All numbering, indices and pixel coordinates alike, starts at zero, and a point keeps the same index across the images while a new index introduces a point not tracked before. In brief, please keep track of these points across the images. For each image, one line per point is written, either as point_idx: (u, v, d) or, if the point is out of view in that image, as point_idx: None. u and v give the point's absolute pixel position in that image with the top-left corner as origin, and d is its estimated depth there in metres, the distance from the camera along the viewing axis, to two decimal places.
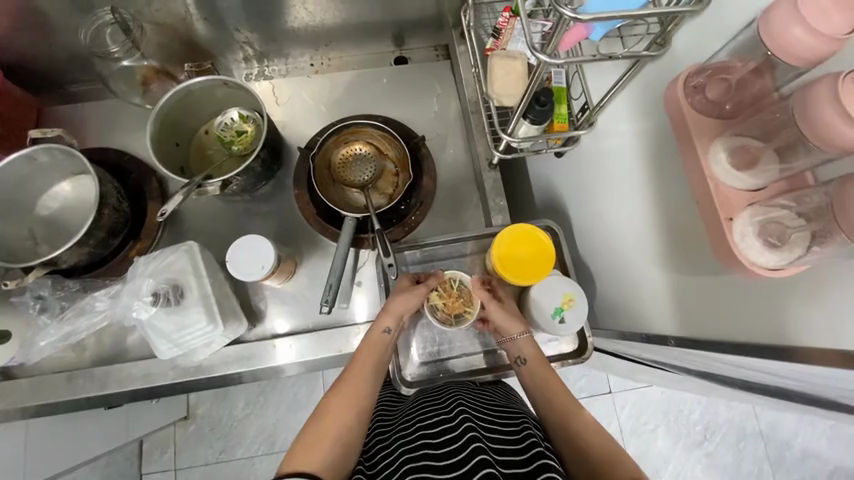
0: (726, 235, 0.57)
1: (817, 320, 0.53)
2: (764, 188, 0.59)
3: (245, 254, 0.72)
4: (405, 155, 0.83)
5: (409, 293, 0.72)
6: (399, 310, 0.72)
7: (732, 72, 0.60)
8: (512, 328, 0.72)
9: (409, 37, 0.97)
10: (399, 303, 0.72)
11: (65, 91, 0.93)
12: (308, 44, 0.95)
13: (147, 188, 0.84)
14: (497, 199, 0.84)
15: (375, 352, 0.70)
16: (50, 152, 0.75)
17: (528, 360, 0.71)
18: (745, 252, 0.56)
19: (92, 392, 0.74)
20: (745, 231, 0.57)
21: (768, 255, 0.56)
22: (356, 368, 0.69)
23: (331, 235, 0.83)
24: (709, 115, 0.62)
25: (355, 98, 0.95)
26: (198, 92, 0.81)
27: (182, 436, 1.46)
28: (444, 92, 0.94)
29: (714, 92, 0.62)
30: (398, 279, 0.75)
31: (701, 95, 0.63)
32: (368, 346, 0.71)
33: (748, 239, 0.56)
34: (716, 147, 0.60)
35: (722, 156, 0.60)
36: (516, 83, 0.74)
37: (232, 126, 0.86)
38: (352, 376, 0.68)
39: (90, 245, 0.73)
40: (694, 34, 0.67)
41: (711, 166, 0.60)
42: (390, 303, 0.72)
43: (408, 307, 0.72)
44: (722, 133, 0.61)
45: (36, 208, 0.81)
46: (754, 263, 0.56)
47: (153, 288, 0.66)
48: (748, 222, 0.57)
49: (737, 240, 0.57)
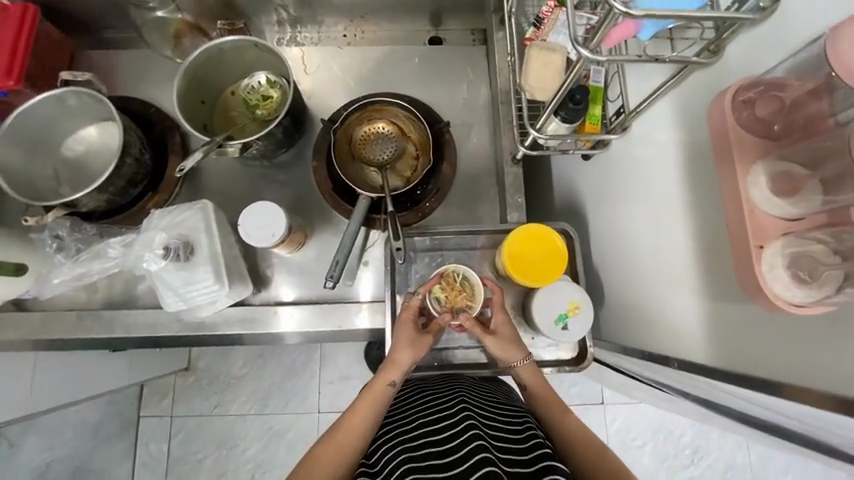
0: (753, 264, 0.55)
1: (838, 364, 0.51)
2: (800, 218, 0.56)
3: (258, 219, 0.72)
4: (427, 139, 0.82)
5: (417, 345, 0.70)
6: (406, 364, 0.70)
7: (787, 91, 0.56)
8: (514, 356, 0.71)
9: (446, 18, 0.95)
10: (407, 354, 0.70)
11: (100, 36, 0.94)
12: (343, 13, 0.92)
13: (169, 141, 0.85)
14: (515, 196, 0.82)
15: (381, 395, 0.69)
16: (79, 95, 0.76)
17: (531, 384, 0.71)
18: (772, 284, 0.54)
19: (99, 333, 0.76)
20: (775, 262, 0.54)
21: (791, 288, 0.53)
22: (354, 414, 0.67)
23: (343, 211, 0.82)
24: (753, 134, 0.59)
25: (384, 75, 0.93)
26: (228, 51, 0.81)
27: (181, 386, 1.51)
28: (476, 78, 0.91)
29: (763, 110, 0.58)
30: (400, 321, 0.71)
31: (749, 111, 0.59)
32: (369, 396, 0.69)
33: (776, 270, 0.54)
34: (756, 169, 0.57)
35: (761, 180, 0.56)
36: (552, 77, 0.71)
37: (259, 90, 0.85)
38: (352, 418, 0.66)
39: (110, 192, 0.74)
40: (750, 48, 0.63)
41: (749, 188, 0.57)
42: (397, 354, 0.70)
43: (414, 360, 0.70)
44: (764, 155, 0.58)
45: (61, 150, 0.82)
46: (777, 296, 0.54)
47: (165, 242, 0.67)
48: (779, 253, 0.55)
49: (765, 270, 0.54)
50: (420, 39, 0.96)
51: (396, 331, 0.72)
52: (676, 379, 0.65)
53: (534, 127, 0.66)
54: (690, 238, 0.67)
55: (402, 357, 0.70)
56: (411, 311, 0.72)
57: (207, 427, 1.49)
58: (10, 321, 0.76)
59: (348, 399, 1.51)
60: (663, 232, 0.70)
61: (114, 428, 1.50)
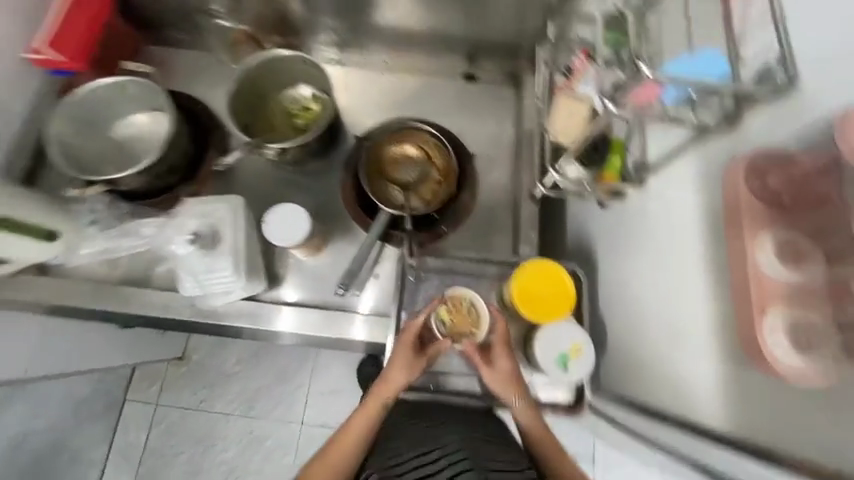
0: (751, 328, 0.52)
1: None
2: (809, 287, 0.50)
3: (284, 220, 0.76)
4: (451, 166, 0.86)
5: (413, 365, 0.71)
6: (400, 383, 0.71)
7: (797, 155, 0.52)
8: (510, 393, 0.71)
9: (484, 59, 1.01)
10: (401, 373, 0.71)
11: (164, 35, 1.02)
12: (389, 43, 1.00)
13: (212, 138, 0.90)
14: (529, 231, 0.85)
15: (376, 411, 0.70)
16: (139, 86, 0.83)
17: (527, 421, 0.70)
18: (771, 349, 0.50)
19: (114, 307, 0.79)
20: (774, 326, 0.50)
21: (790, 358, 0.49)
22: (348, 430, 0.68)
23: (362, 223, 0.86)
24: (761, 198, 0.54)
25: (418, 103, 0.98)
26: (279, 63, 0.87)
27: (172, 374, 1.52)
28: (505, 117, 0.97)
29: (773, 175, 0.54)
30: (398, 341, 0.72)
31: (759, 179, 0.54)
32: (363, 413, 0.70)
33: (774, 334, 0.50)
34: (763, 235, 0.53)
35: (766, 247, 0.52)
36: (578, 128, 0.75)
37: (300, 101, 0.92)
38: (347, 434, 0.68)
39: (150, 176, 0.79)
40: None
41: (754, 255, 0.53)
42: (393, 373, 0.71)
43: (408, 383, 0.71)
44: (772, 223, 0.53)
45: (114, 133, 0.88)
46: (777, 361, 0.49)
47: (195, 228, 0.71)
48: (780, 319, 0.50)
49: (765, 335, 0.50)
50: (454, 74, 1.01)
51: (394, 350, 0.73)
52: (671, 433, 0.64)
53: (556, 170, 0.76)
54: (696, 295, 0.63)
55: (397, 378, 0.71)
56: (410, 332, 0.73)
57: (190, 420, 1.49)
58: (33, 283, 0.80)
59: (334, 413, 1.48)
60: (667, 287, 0.69)
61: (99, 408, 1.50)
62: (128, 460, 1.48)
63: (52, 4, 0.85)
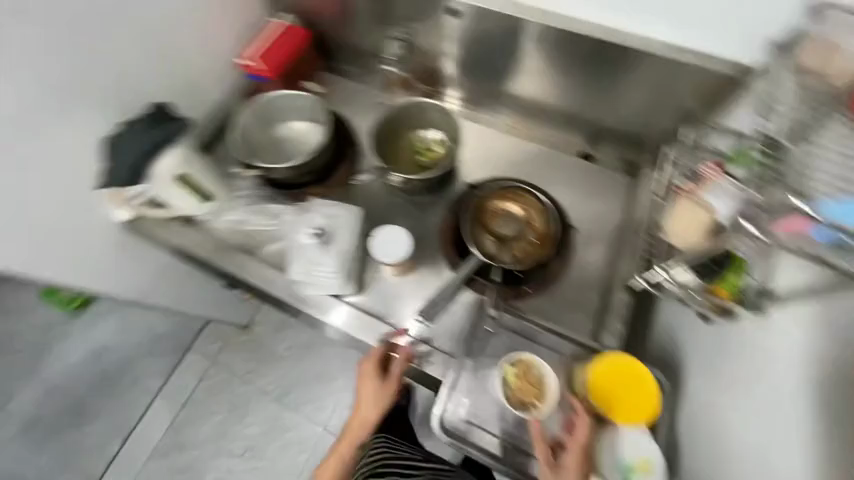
0: None
1: None
2: None
3: (389, 240, 0.83)
4: (551, 235, 0.89)
5: (380, 395, 0.80)
6: (368, 406, 0.81)
7: None
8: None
9: (606, 143, 1.04)
10: (367, 400, 0.81)
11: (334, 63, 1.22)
12: (519, 110, 1.08)
13: (346, 153, 1.02)
14: (615, 321, 0.83)
15: (357, 427, 0.84)
16: (310, 102, 1.00)
17: None
18: None
19: (232, 270, 0.94)
20: None
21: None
22: (341, 445, 0.87)
23: (450, 260, 0.92)
24: None
25: (531, 168, 1.04)
26: (422, 107, 0.99)
27: (235, 339, 1.68)
28: (614, 202, 0.98)
29: None
30: (360, 367, 0.81)
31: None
32: (348, 429, 0.86)
33: None
34: None
35: None
36: (697, 234, 0.72)
37: (426, 142, 1.03)
38: (339, 448, 0.87)
39: (296, 174, 0.95)
40: None
41: None
42: (362, 399, 0.82)
43: (379, 411, 0.81)
44: None
45: (274, 129, 1.03)
46: None
47: (320, 224, 0.82)
48: None
49: None
50: (571, 150, 1.06)
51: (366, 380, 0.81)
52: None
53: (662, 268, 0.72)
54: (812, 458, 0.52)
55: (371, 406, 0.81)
56: (374, 365, 0.80)
57: (235, 386, 1.63)
58: (183, 231, 0.97)
59: None
60: (772, 437, 0.59)
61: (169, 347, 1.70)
62: (174, 402, 1.64)
63: (268, 28, 1.07)
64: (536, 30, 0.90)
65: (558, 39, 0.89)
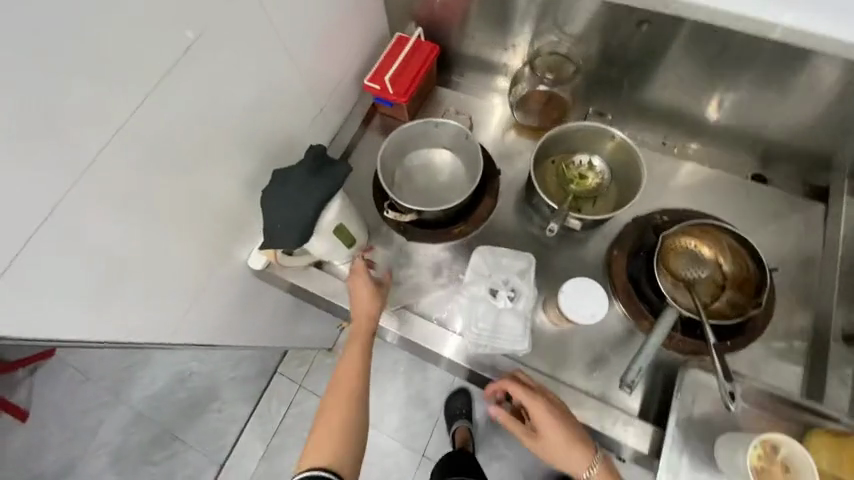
0: None
1: None
2: None
3: (582, 295, 0.78)
4: (750, 279, 0.78)
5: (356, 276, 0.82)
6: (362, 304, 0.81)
7: None
8: (574, 453, 0.70)
9: (782, 163, 0.91)
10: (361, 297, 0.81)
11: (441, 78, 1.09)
12: (673, 127, 0.96)
13: (488, 185, 0.92)
14: (834, 378, 0.75)
15: (357, 340, 0.80)
16: (451, 128, 0.90)
17: None
18: None
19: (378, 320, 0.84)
20: None
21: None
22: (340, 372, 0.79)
23: (631, 311, 0.81)
24: None
25: (694, 195, 0.94)
26: (582, 132, 0.89)
27: (319, 362, 1.65)
28: (793, 236, 0.89)
29: None
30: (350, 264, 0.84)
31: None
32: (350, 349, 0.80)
33: None
34: None
35: None
36: None
37: (580, 168, 0.91)
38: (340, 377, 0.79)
39: (446, 212, 0.85)
40: None
41: None
42: (355, 302, 0.81)
43: (369, 304, 0.81)
44: None
45: (406, 159, 0.94)
46: None
47: (509, 286, 0.82)
48: None
49: None
50: (741, 172, 0.95)
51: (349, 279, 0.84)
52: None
53: None
54: None
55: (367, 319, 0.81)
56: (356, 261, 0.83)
57: None
58: (318, 276, 0.89)
59: None
60: None
61: (252, 372, 1.65)
62: (264, 429, 1.60)
63: (393, 47, 0.98)
64: (703, 38, 0.77)
65: (749, 46, 0.75)
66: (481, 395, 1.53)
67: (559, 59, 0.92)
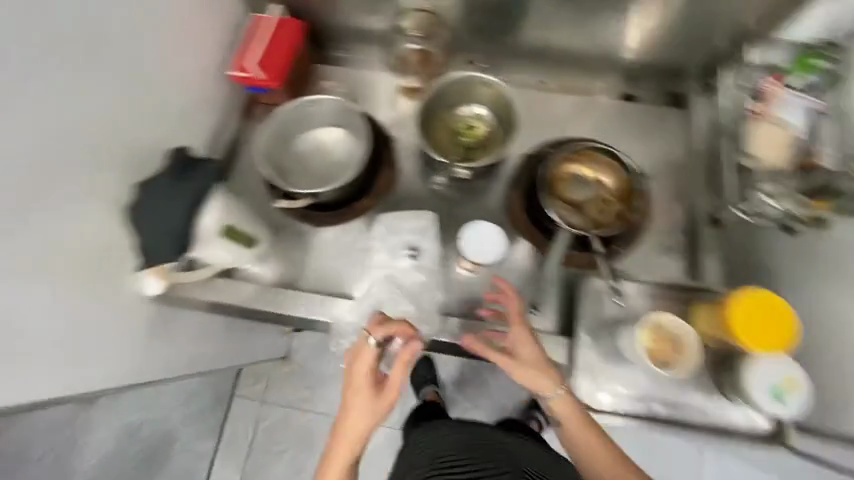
0: None
1: None
2: None
3: (479, 237, 0.76)
4: (629, 188, 0.86)
5: (361, 358, 0.68)
6: (362, 402, 0.67)
7: None
8: (539, 378, 0.69)
9: (643, 79, 1.00)
10: (365, 394, 0.67)
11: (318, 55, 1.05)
12: (547, 63, 1.00)
13: (384, 152, 0.92)
14: (707, 256, 0.85)
15: (351, 442, 0.67)
16: (333, 104, 0.87)
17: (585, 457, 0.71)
18: None
19: (297, 313, 0.82)
20: None
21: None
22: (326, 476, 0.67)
23: (535, 242, 0.86)
24: None
25: (577, 122, 0.99)
26: (459, 83, 0.90)
27: (277, 375, 1.57)
28: (665, 140, 0.97)
29: None
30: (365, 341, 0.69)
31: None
32: (341, 448, 0.67)
33: None
34: None
35: None
36: (779, 148, 0.77)
37: (467, 120, 0.93)
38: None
39: (343, 189, 0.84)
40: None
41: None
42: (357, 392, 0.67)
43: (379, 406, 0.67)
44: None
45: (293, 144, 0.90)
46: None
47: (408, 243, 0.83)
48: None
49: None
50: (613, 93, 1.01)
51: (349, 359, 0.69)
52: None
53: (762, 192, 0.76)
54: None
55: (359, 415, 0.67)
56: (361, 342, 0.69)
57: (292, 419, 1.54)
58: (225, 285, 0.83)
59: None
60: None
61: (206, 403, 1.54)
62: (236, 454, 1.52)
63: (256, 27, 0.92)
64: None
65: None
66: (441, 360, 1.57)
67: (430, 18, 0.93)
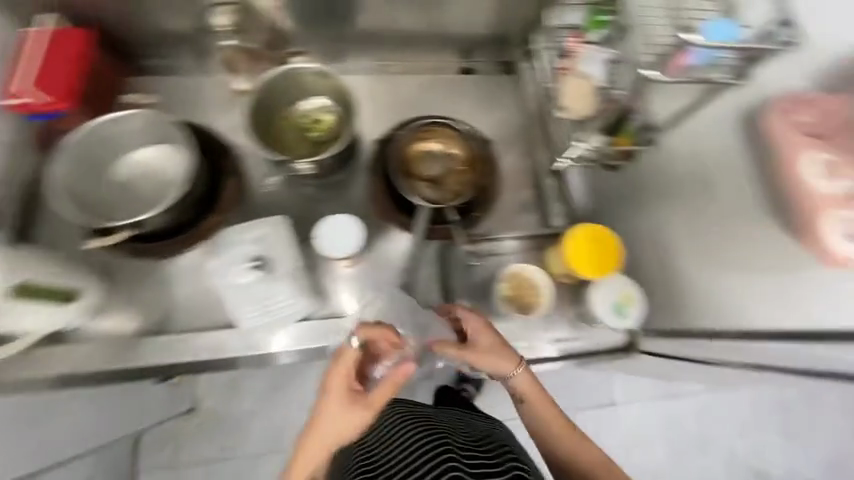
0: (817, 227, 0.56)
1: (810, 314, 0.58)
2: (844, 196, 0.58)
3: (334, 232, 0.74)
4: (476, 156, 0.90)
5: (341, 359, 0.64)
6: (333, 411, 0.63)
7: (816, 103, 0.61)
8: (499, 364, 0.73)
9: (475, 51, 1.04)
10: (337, 403, 0.63)
11: (134, 64, 0.93)
12: (383, 47, 1.00)
13: (223, 161, 0.83)
14: (555, 203, 0.94)
15: (314, 449, 0.63)
16: (141, 119, 0.76)
17: (525, 395, 0.75)
18: (831, 244, 0.56)
19: (157, 360, 0.77)
20: (834, 228, 0.56)
21: (846, 241, 0.55)
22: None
23: (402, 224, 0.86)
24: (802, 134, 0.60)
25: (425, 98, 1.02)
26: (289, 77, 0.84)
27: (186, 431, 1.35)
28: (507, 103, 1.03)
29: (807, 117, 0.60)
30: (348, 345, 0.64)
31: (790, 117, 0.61)
32: (304, 453, 0.63)
33: (836, 233, 0.55)
34: (805, 158, 0.59)
35: (813, 172, 0.59)
36: (585, 99, 0.82)
37: (310, 114, 0.89)
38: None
39: (175, 212, 0.74)
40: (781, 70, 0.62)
41: (799, 176, 0.59)
42: (330, 398, 0.63)
43: (356, 421, 0.62)
44: (810, 147, 0.59)
45: (110, 172, 0.79)
46: (835, 250, 0.55)
47: (255, 254, 0.71)
48: (838, 221, 0.56)
49: (829, 232, 0.56)
50: (454, 67, 1.04)
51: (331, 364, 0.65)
52: (765, 344, 0.63)
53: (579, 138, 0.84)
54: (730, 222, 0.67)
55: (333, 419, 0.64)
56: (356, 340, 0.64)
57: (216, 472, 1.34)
58: (63, 353, 0.75)
59: None
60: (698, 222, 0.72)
61: None
62: None
63: (26, 40, 0.76)
64: None
65: None
66: None
67: (245, 12, 0.85)
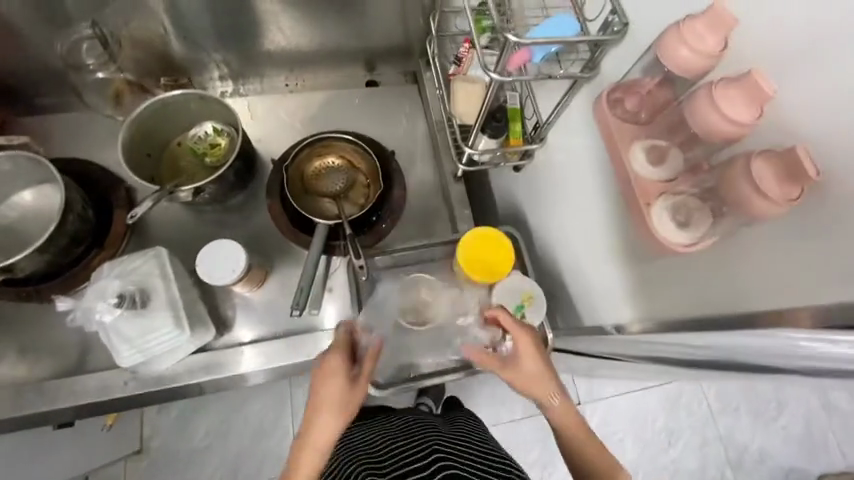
0: (645, 220, 0.56)
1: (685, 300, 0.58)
2: (674, 179, 0.58)
3: (215, 259, 0.74)
4: (376, 167, 0.88)
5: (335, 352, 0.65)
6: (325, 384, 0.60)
7: (642, 88, 0.60)
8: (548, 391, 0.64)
9: (380, 64, 1.03)
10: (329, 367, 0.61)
11: (31, 104, 0.92)
12: (282, 66, 0.99)
13: (115, 197, 0.85)
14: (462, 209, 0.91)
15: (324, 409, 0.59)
16: (14, 160, 0.75)
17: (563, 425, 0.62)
18: (662, 232, 0.55)
19: (43, 407, 0.73)
20: (661, 215, 0.56)
21: (676, 231, 0.55)
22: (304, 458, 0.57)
23: (303, 242, 0.85)
24: (627, 124, 0.61)
25: (329, 113, 1.01)
26: (172, 104, 0.83)
27: (132, 474, 1.26)
28: (412, 111, 1.02)
29: (631, 105, 0.61)
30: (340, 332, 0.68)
31: (619, 107, 0.62)
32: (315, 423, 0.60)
33: (663, 218, 0.55)
34: (634, 148, 0.59)
35: (639, 157, 0.59)
36: (475, 103, 0.83)
37: (205, 140, 0.87)
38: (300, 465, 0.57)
39: (50, 253, 0.73)
40: (618, 59, 0.65)
41: (631, 164, 0.59)
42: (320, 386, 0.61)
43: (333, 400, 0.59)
44: (636, 137, 0.60)
45: None
46: (670, 241, 0.55)
47: (119, 290, 0.67)
48: (663, 208, 0.56)
49: (656, 221, 0.56)
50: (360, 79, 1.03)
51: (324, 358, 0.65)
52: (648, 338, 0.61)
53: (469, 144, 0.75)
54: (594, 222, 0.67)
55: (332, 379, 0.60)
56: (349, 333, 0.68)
57: None
58: None
59: None
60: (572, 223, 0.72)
61: None
62: None
63: None
64: None
65: None
66: None
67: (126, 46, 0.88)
